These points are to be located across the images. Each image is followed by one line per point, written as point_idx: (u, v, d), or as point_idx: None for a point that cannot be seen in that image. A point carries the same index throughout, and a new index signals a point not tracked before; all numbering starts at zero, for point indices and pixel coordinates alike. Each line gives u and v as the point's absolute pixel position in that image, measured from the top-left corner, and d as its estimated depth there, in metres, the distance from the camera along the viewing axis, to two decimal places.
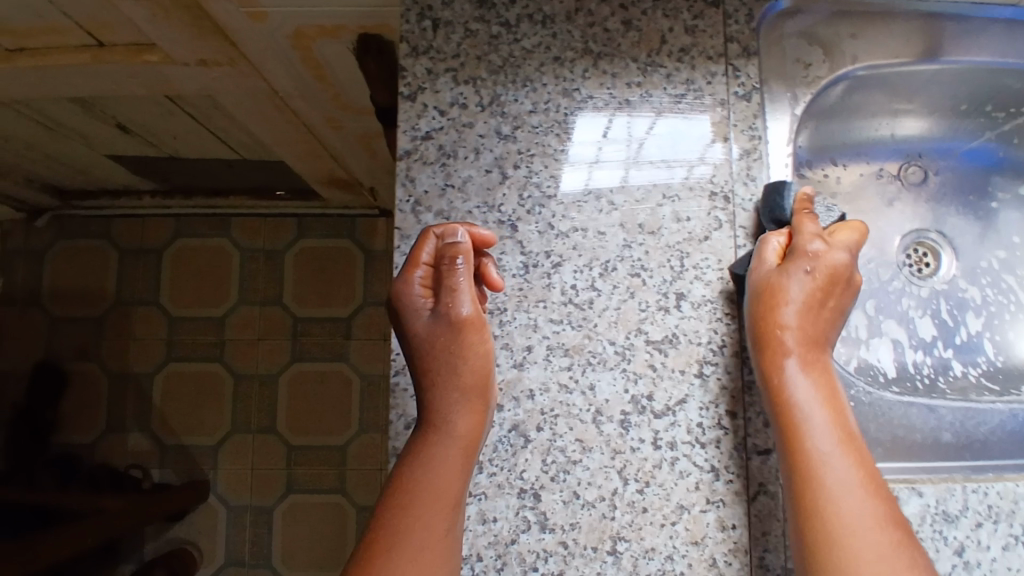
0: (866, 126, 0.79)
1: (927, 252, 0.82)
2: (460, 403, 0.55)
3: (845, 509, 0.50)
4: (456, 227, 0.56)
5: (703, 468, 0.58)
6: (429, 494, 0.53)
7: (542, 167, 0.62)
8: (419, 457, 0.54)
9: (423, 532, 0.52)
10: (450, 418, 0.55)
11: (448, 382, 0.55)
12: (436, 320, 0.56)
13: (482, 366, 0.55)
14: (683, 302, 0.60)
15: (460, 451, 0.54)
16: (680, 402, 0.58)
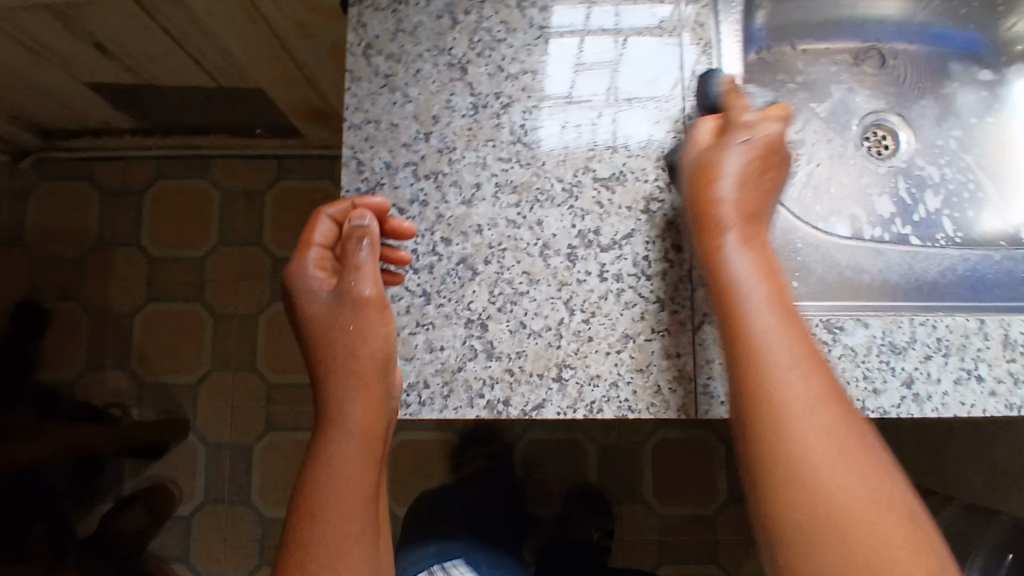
0: (824, 10, 0.81)
1: (886, 135, 0.83)
2: (359, 389, 0.53)
3: (779, 393, 0.47)
4: (364, 209, 0.55)
5: (648, 299, 0.58)
6: (333, 500, 0.51)
7: (492, 13, 0.62)
8: (319, 461, 0.53)
9: (337, 536, 0.50)
10: (346, 413, 0.53)
11: (348, 371, 0.53)
12: (338, 300, 0.54)
13: (384, 349, 0.54)
14: (630, 142, 0.61)
15: (359, 443, 0.53)
16: (626, 237, 0.59)
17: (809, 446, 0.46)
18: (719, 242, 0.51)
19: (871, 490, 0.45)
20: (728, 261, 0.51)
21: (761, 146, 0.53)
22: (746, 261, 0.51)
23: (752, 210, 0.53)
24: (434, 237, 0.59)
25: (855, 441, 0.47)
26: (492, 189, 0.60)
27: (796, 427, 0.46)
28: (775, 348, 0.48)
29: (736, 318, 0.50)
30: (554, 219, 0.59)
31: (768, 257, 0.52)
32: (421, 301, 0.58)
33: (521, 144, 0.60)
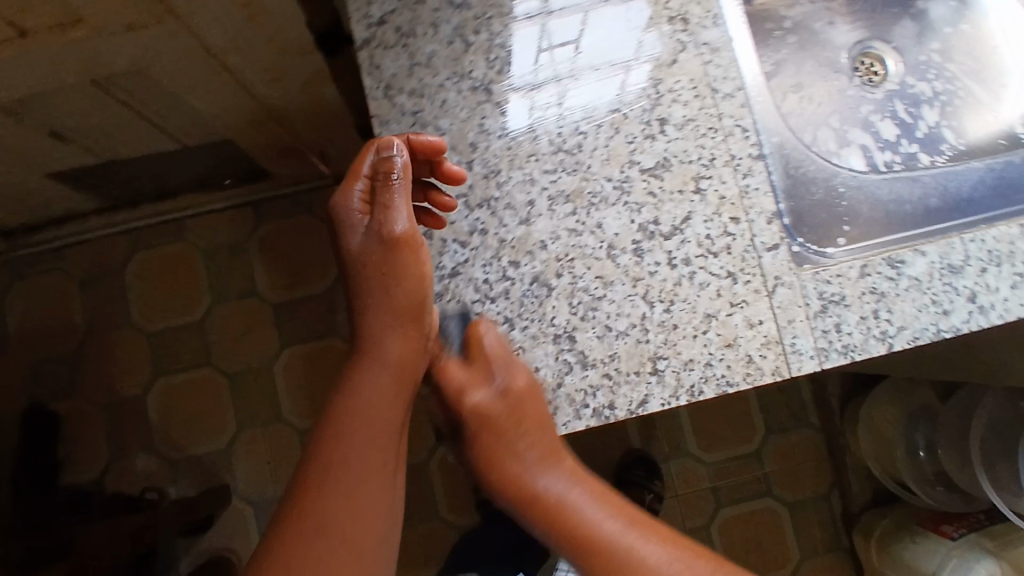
0: None
1: (873, 62, 0.85)
2: (394, 327, 0.56)
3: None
4: (392, 140, 0.56)
5: (721, 276, 0.59)
6: (362, 425, 0.55)
7: (501, 27, 0.62)
8: (353, 385, 0.56)
9: (356, 461, 0.54)
10: (381, 348, 0.56)
11: (381, 306, 0.56)
12: (369, 236, 0.57)
13: (416, 290, 0.56)
14: (666, 126, 0.61)
15: (392, 376, 0.56)
16: (685, 220, 0.60)
17: (653, 567, 0.51)
18: (528, 465, 0.54)
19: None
20: (546, 475, 0.54)
21: (519, 402, 0.55)
22: (555, 479, 0.54)
23: (547, 448, 0.55)
24: (502, 262, 0.59)
25: (655, 540, 0.53)
26: (546, 203, 0.60)
27: (634, 560, 0.51)
28: (583, 505, 0.53)
29: (603, 549, 0.52)
30: (612, 219, 0.60)
31: (578, 469, 0.56)
32: (505, 328, 0.58)
33: (563, 152, 0.61)
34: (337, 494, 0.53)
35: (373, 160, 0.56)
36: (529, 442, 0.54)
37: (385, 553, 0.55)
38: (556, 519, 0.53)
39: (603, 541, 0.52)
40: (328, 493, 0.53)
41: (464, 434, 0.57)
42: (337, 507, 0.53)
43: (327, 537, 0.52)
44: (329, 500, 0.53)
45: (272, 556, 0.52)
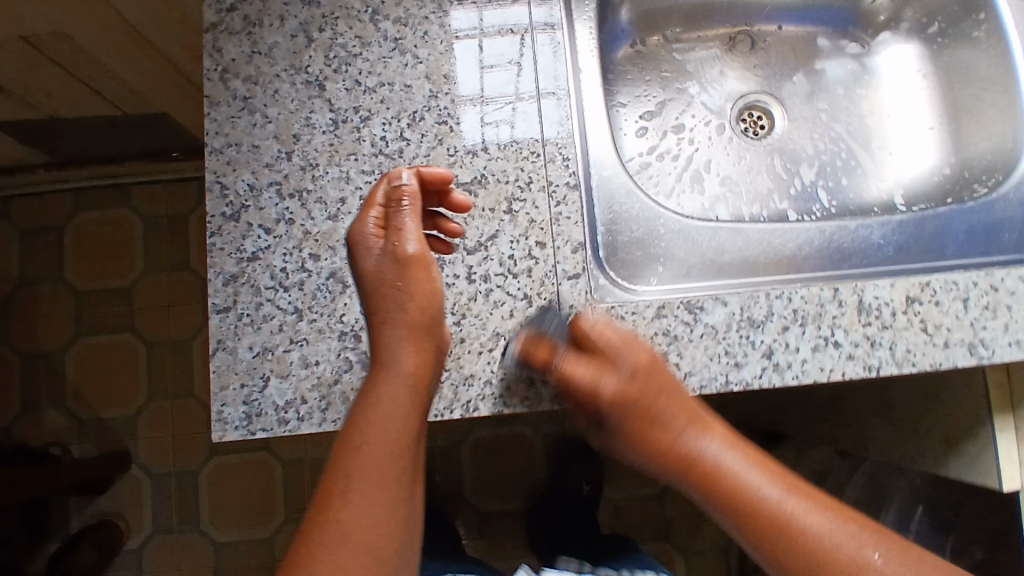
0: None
1: (761, 114, 0.85)
2: (408, 337, 0.54)
3: (786, 514, 0.52)
4: (402, 170, 0.57)
5: (517, 297, 0.60)
6: (379, 434, 0.52)
7: (346, 28, 0.63)
8: (368, 400, 0.54)
9: (372, 468, 0.51)
10: (396, 359, 0.54)
11: (396, 320, 0.54)
12: (384, 258, 0.55)
13: (429, 304, 0.55)
14: (490, 144, 0.62)
15: (407, 387, 0.53)
16: (491, 238, 0.61)
17: (800, 520, 0.52)
18: (678, 430, 0.55)
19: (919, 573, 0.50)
20: (689, 438, 0.55)
21: (646, 372, 0.55)
22: (706, 445, 0.55)
23: (679, 401, 0.56)
24: (302, 253, 0.60)
25: (821, 508, 0.53)
26: (357, 202, 0.61)
27: (762, 508, 0.52)
28: (742, 479, 0.54)
29: (720, 486, 0.53)
30: None
31: (710, 419, 0.57)
32: (293, 318, 0.59)
33: (383, 155, 0.62)
34: (359, 499, 0.50)
35: (386, 188, 0.56)
36: (667, 399, 0.55)
37: (406, 561, 0.52)
38: (711, 486, 0.54)
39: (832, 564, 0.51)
40: (348, 499, 0.50)
41: (232, 417, 0.58)
42: (359, 513, 0.50)
43: (352, 543, 0.49)
44: (349, 506, 0.50)
45: (300, 561, 0.49)
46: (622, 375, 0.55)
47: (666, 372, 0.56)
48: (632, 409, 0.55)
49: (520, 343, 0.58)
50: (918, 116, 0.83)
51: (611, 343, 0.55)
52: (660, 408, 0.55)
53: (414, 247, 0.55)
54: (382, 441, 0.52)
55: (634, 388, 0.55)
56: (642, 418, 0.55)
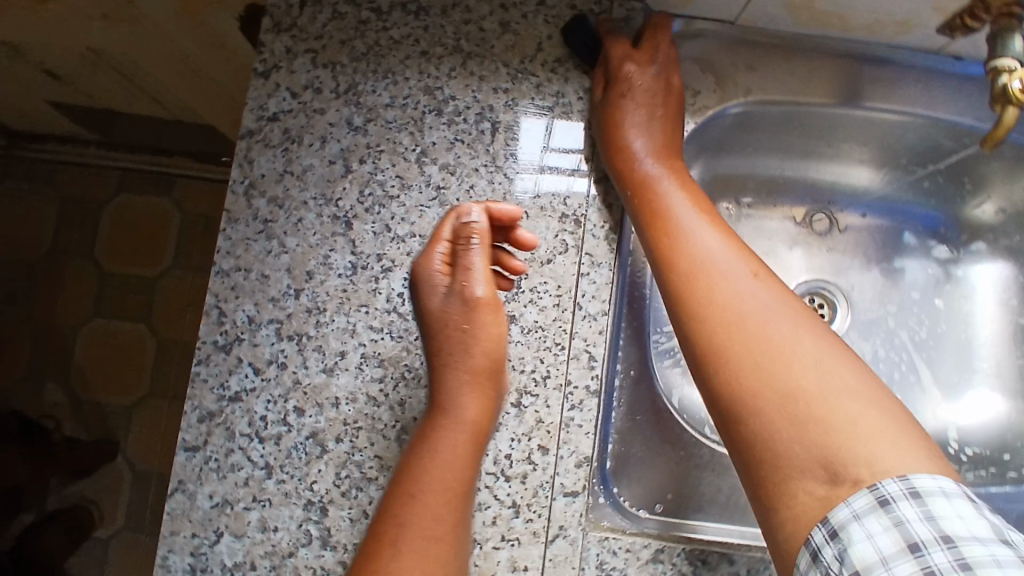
0: (773, 166, 0.76)
1: (823, 303, 0.77)
2: (471, 384, 0.52)
3: (706, 265, 0.53)
4: (472, 205, 0.54)
5: (504, 503, 0.55)
6: (438, 481, 0.50)
7: (389, 164, 0.59)
8: (424, 444, 0.52)
9: (422, 502, 0.49)
10: (457, 406, 0.52)
11: (463, 366, 0.53)
12: (451, 298, 0.54)
13: (493, 349, 0.54)
14: (512, 325, 0.57)
15: (467, 437, 0.52)
16: (491, 431, 0.56)
17: (722, 280, 0.52)
18: (641, 144, 0.59)
19: (796, 330, 0.49)
20: (654, 163, 0.59)
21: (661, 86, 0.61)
22: (660, 165, 0.59)
23: (662, 143, 0.60)
24: (287, 404, 0.56)
25: (753, 277, 0.52)
26: (357, 359, 0.56)
27: (688, 247, 0.55)
28: (680, 216, 0.56)
29: (661, 209, 0.57)
30: (418, 401, 0.56)
31: (684, 171, 0.60)
32: (261, 473, 0.55)
33: (396, 314, 0.57)
34: (410, 546, 0.48)
35: (453, 224, 0.54)
36: (649, 118, 0.60)
37: None
38: (649, 197, 0.57)
39: (711, 295, 0.52)
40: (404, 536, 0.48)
41: (176, 565, 0.54)
42: (411, 560, 0.47)
43: None
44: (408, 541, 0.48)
45: None
46: (642, 69, 0.60)
47: (674, 106, 0.62)
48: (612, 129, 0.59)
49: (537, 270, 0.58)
50: (997, 345, 0.75)
51: (653, 53, 0.61)
52: (640, 114, 0.60)
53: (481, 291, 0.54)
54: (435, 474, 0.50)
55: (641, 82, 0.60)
56: (618, 152, 0.59)
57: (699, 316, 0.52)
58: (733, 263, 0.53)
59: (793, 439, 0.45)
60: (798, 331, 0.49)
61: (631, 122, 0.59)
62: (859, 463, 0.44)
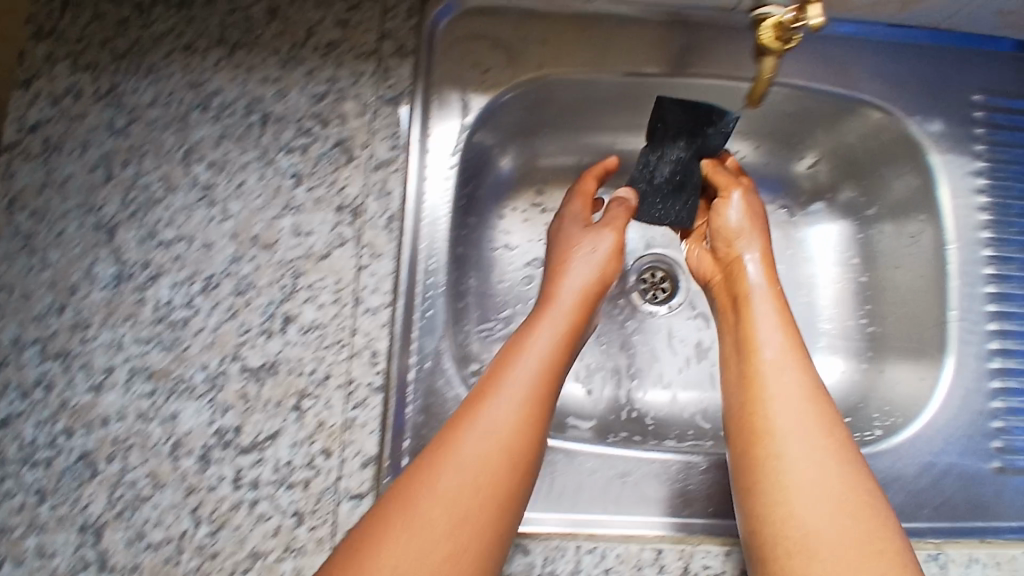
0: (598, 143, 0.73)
1: (663, 277, 0.75)
2: (522, 410, 0.48)
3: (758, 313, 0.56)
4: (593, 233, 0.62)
5: (286, 511, 0.53)
6: (468, 505, 0.43)
7: (153, 166, 0.55)
8: (456, 461, 0.44)
9: (472, 482, 0.44)
10: (500, 422, 0.47)
11: (516, 393, 0.48)
12: (535, 337, 0.54)
13: (534, 377, 0.50)
14: (290, 325, 0.53)
15: (507, 463, 0.45)
16: (270, 437, 0.53)
17: (760, 338, 0.54)
18: (716, 205, 0.64)
19: (774, 369, 0.52)
20: (722, 212, 0.63)
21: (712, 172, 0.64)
22: (734, 211, 0.62)
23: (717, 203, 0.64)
24: (54, 427, 0.53)
25: (774, 307, 0.56)
26: (126, 374, 0.54)
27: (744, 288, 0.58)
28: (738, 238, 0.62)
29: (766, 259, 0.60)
30: (190, 413, 0.53)
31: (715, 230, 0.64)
32: (35, 499, 0.52)
33: (164, 323, 0.54)
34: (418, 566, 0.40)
35: (580, 254, 0.61)
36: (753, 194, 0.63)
37: None
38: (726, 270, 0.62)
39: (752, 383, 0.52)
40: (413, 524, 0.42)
41: None
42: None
43: None
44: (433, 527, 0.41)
45: None
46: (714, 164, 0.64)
47: (721, 175, 0.64)
48: (713, 218, 0.64)
49: (315, 264, 0.54)
50: (836, 305, 0.70)
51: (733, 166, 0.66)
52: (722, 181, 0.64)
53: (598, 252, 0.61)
54: (487, 458, 0.45)
55: (750, 193, 0.63)
56: (723, 239, 0.63)
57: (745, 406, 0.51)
58: (773, 301, 0.57)
59: (795, 527, 0.45)
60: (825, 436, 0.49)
61: (721, 239, 0.63)
62: (886, 539, 0.44)
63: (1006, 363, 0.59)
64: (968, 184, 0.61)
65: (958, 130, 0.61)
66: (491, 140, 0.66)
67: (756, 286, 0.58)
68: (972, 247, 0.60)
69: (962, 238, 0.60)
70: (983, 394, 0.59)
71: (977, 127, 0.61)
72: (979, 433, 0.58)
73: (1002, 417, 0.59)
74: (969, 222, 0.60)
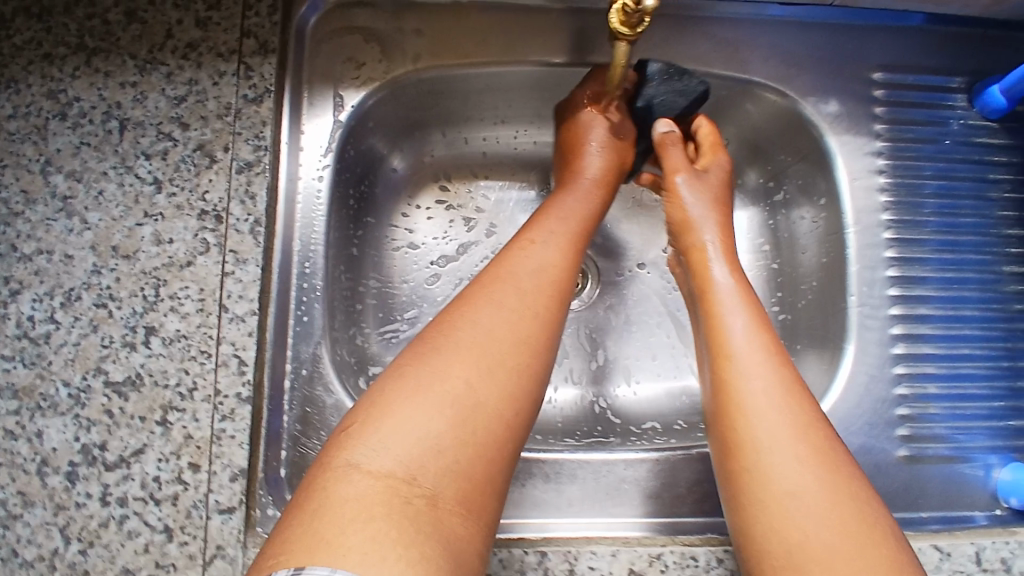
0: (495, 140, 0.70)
1: None
2: (488, 374, 0.43)
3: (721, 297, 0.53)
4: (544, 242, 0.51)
5: (155, 528, 0.51)
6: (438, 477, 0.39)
7: (13, 179, 0.54)
8: (414, 430, 0.40)
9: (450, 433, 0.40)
10: (466, 387, 0.42)
11: (478, 360, 0.43)
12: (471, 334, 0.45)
13: (498, 340, 0.45)
14: (153, 338, 0.52)
15: (469, 431, 0.41)
16: (137, 453, 0.51)
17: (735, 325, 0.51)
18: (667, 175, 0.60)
19: (751, 356, 0.48)
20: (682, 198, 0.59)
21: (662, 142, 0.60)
22: (694, 198, 0.59)
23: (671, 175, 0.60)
24: None
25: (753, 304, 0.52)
26: None
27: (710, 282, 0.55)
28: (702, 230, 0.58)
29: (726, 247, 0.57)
30: (55, 431, 0.52)
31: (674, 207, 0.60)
32: None
33: (27, 339, 0.52)
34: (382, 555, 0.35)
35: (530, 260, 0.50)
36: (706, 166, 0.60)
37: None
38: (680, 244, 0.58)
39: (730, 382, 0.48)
40: (371, 464, 0.38)
41: None
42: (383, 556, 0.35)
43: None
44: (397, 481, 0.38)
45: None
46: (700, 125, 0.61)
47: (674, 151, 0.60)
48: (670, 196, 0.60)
49: (179, 274, 0.53)
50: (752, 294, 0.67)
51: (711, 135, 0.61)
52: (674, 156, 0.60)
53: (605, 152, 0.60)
54: (475, 407, 0.41)
55: (696, 178, 0.59)
56: (678, 227, 0.59)
57: (725, 404, 0.48)
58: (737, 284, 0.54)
59: (784, 527, 0.42)
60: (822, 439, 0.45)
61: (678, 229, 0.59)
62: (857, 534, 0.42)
63: (910, 349, 0.57)
64: (867, 164, 0.59)
65: (856, 108, 0.59)
66: (377, 141, 0.65)
67: (723, 281, 0.54)
68: (872, 230, 0.58)
69: (861, 221, 0.58)
70: (885, 381, 0.56)
71: (876, 105, 0.60)
72: (881, 421, 0.56)
73: (907, 403, 0.56)
74: (869, 203, 0.58)
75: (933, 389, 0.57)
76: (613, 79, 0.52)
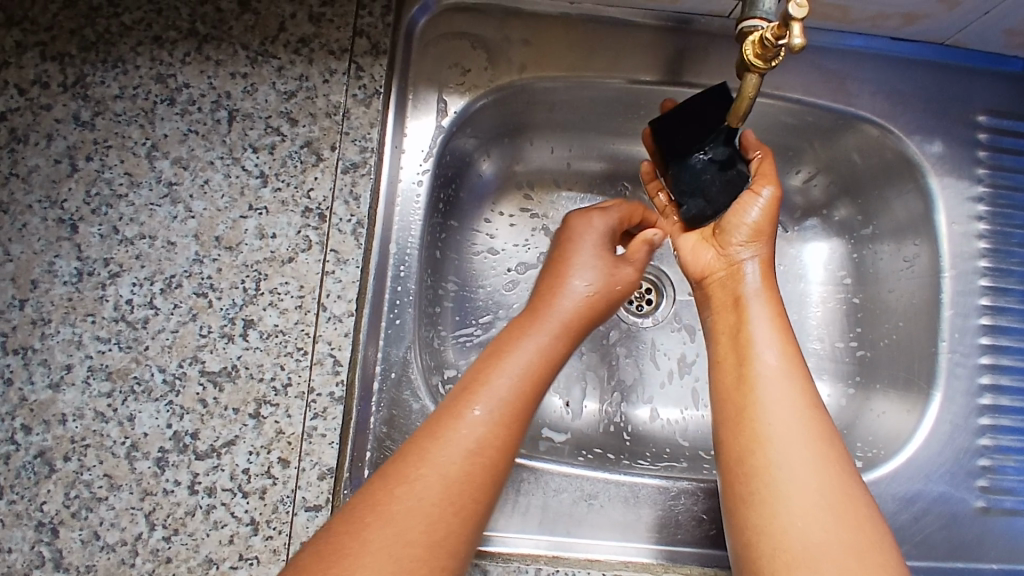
0: (581, 154, 0.71)
1: (650, 288, 0.74)
2: (459, 427, 0.44)
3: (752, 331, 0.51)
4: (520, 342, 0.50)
5: (241, 520, 0.49)
6: (402, 510, 0.40)
7: (117, 161, 0.54)
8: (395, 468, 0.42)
9: (433, 512, 0.41)
10: (445, 457, 0.43)
11: (458, 431, 0.44)
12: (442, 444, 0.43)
13: (482, 431, 0.44)
14: (251, 330, 0.52)
15: (435, 467, 0.42)
16: (228, 444, 0.51)
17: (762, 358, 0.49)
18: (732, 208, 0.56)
19: (774, 397, 0.47)
20: (742, 212, 0.55)
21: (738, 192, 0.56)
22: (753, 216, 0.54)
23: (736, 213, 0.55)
24: (13, 423, 0.50)
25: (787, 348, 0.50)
26: (83, 373, 0.51)
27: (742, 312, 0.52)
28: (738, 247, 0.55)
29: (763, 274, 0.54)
30: (148, 416, 0.51)
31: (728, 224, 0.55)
32: None
33: (124, 322, 0.52)
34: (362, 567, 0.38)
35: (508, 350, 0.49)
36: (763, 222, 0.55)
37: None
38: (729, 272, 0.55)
39: (746, 412, 0.47)
40: (374, 542, 0.39)
41: None
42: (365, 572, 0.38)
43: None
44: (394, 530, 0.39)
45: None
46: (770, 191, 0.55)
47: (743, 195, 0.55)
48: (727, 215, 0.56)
49: (280, 269, 0.53)
50: (830, 326, 0.67)
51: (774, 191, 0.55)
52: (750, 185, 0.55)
53: (593, 285, 0.55)
54: (467, 491, 0.42)
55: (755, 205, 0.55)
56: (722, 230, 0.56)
57: (741, 446, 0.46)
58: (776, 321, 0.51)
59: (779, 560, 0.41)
60: (845, 487, 0.44)
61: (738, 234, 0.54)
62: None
63: (996, 401, 0.57)
64: (967, 211, 0.59)
65: (959, 153, 0.59)
66: (470, 144, 0.65)
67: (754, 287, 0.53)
68: (968, 277, 0.58)
69: (957, 267, 0.59)
70: (970, 430, 0.56)
71: (980, 150, 0.60)
72: (962, 470, 0.56)
73: (989, 455, 0.56)
74: (966, 250, 0.59)
75: (1014, 442, 0.57)
76: (731, 115, 0.50)
